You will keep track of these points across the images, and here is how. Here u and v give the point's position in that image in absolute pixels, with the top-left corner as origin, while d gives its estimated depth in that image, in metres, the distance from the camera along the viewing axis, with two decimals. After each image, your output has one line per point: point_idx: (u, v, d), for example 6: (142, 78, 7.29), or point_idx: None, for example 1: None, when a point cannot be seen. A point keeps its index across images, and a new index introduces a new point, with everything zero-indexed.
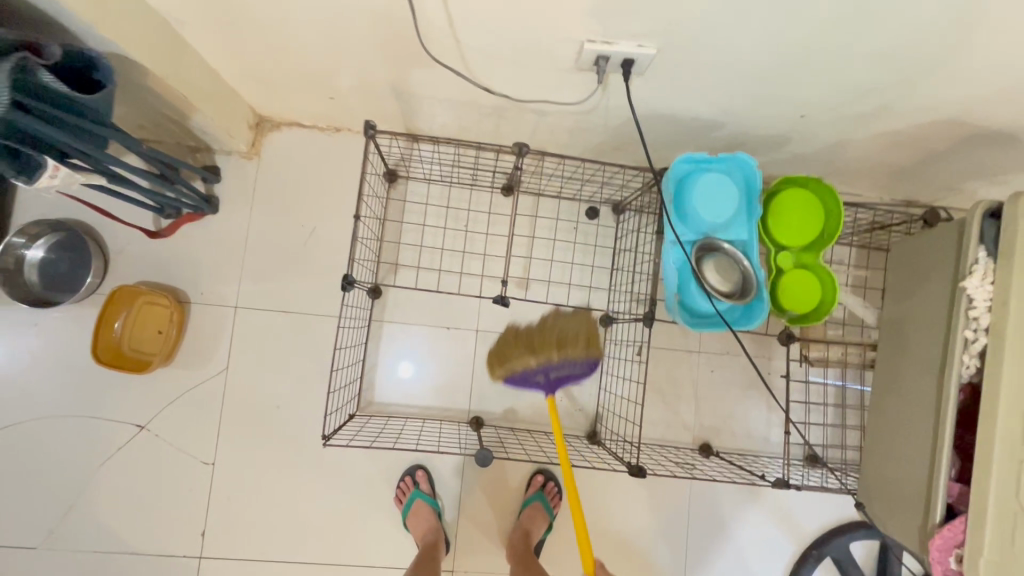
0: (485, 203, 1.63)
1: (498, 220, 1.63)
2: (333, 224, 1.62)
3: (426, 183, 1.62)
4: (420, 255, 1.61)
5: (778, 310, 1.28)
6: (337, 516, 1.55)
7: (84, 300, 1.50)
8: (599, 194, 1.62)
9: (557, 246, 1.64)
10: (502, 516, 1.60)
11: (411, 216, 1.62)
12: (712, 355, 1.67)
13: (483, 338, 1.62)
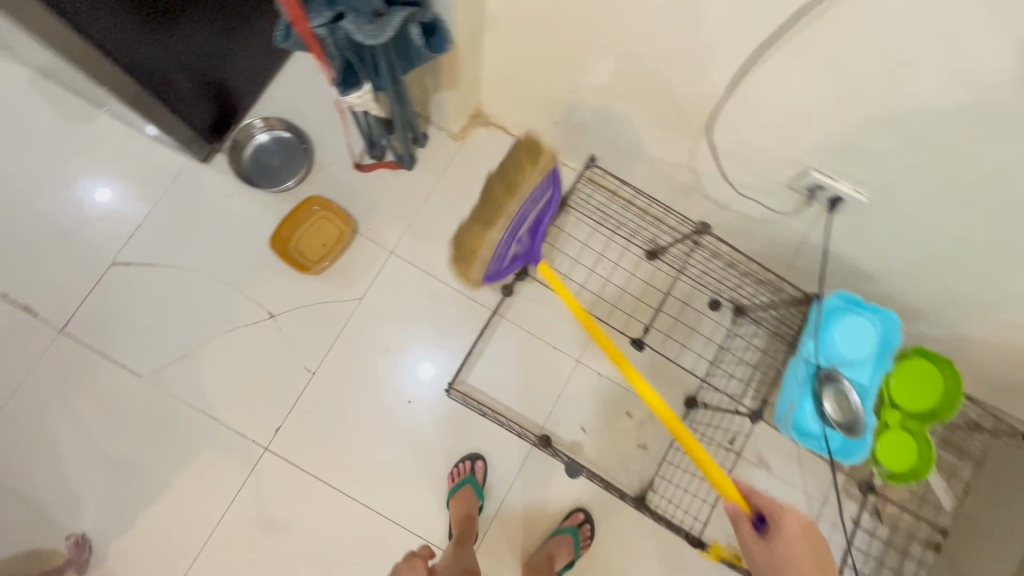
0: (628, 257, 1.78)
1: (632, 276, 1.77)
2: (496, 220, 1.79)
3: (587, 219, 1.77)
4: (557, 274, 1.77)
5: (873, 459, 1.37)
6: (391, 468, 1.64)
7: (276, 193, 1.70)
8: (728, 293, 1.75)
9: (672, 319, 1.77)
10: (531, 537, 1.66)
11: (564, 238, 1.78)
12: (773, 477, 1.74)
13: (580, 370, 1.74)
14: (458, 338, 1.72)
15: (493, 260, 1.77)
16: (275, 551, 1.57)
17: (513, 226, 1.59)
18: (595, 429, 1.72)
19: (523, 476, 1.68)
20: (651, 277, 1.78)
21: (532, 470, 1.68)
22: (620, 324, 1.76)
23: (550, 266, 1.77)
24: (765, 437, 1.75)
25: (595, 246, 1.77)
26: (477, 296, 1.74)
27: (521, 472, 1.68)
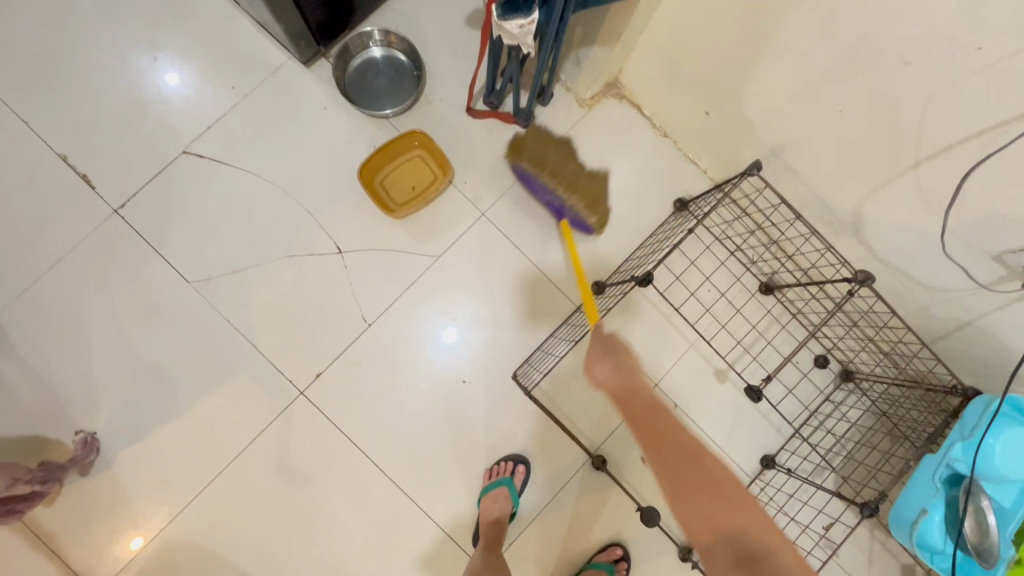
0: (739, 286, 1.54)
1: (739, 308, 1.53)
2: (602, 209, 1.57)
3: (703, 232, 1.53)
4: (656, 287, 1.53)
5: None
6: (428, 449, 1.48)
7: (374, 118, 1.51)
8: (840, 352, 1.52)
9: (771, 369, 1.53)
10: (557, 561, 1.49)
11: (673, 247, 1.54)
12: (837, 567, 1.54)
13: (655, 395, 1.54)
14: (529, 327, 1.53)
15: (588, 252, 1.56)
16: (289, 504, 1.43)
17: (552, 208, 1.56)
18: (655, 464, 1.53)
19: (565, 494, 1.50)
20: (759, 314, 1.54)
21: (577, 491, 1.51)
22: (711, 356, 1.55)
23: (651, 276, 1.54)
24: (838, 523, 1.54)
25: (706, 263, 1.53)
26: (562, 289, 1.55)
27: (565, 488, 1.51)
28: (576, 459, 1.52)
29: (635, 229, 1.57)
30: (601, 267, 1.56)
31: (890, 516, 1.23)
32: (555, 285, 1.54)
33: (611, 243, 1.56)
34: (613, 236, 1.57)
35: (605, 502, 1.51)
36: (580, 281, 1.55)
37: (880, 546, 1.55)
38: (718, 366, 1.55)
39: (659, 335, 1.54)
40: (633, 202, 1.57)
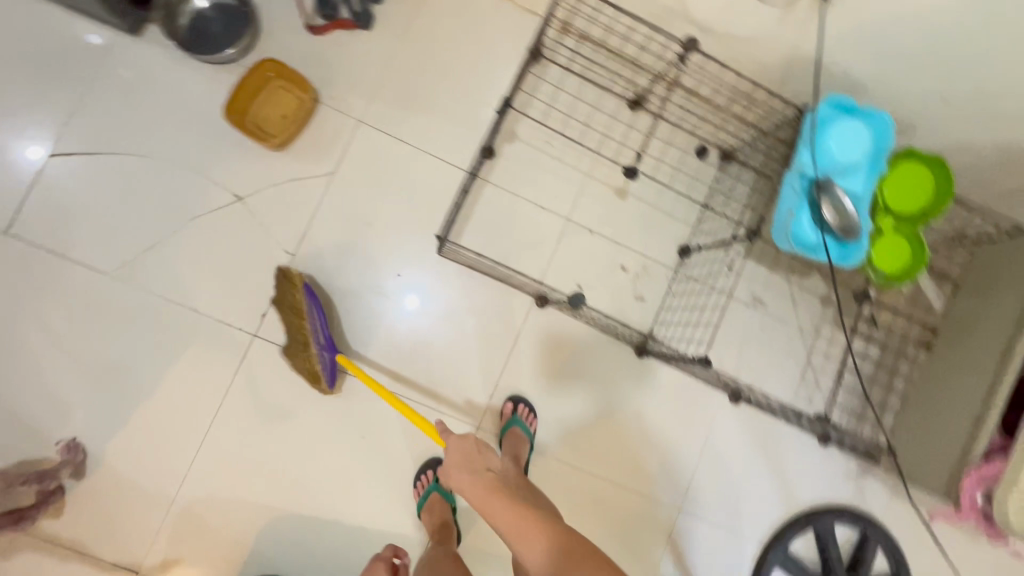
0: (609, 110, 1.69)
1: (615, 127, 1.70)
2: (467, 82, 1.66)
3: (562, 73, 1.67)
4: (534, 134, 1.68)
5: (869, 265, 1.38)
6: (391, 343, 1.61)
7: (221, 64, 1.53)
8: (713, 135, 1.71)
9: (660, 170, 1.72)
10: (536, 396, 1.66)
11: (543, 96, 1.68)
12: (768, 316, 1.77)
13: (571, 229, 1.69)
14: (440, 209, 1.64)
15: (467, 126, 1.66)
16: (282, 435, 1.53)
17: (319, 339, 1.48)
18: (590, 287, 1.69)
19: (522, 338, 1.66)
20: (636, 127, 1.71)
21: (533, 333, 1.67)
22: (607, 179, 1.71)
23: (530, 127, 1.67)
24: (757, 280, 1.76)
25: (574, 102, 1.68)
26: (456, 162, 1.65)
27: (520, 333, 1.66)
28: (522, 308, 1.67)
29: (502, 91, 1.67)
30: (485, 136, 1.67)
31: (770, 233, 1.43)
32: (449, 163, 1.65)
33: (484, 110, 1.66)
34: (485, 104, 1.67)
35: (559, 335, 1.68)
36: (470, 153, 1.66)
37: (796, 287, 1.78)
38: (615, 185, 1.72)
39: (555, 175, 1.69)
40: (491, 68, 1.67)
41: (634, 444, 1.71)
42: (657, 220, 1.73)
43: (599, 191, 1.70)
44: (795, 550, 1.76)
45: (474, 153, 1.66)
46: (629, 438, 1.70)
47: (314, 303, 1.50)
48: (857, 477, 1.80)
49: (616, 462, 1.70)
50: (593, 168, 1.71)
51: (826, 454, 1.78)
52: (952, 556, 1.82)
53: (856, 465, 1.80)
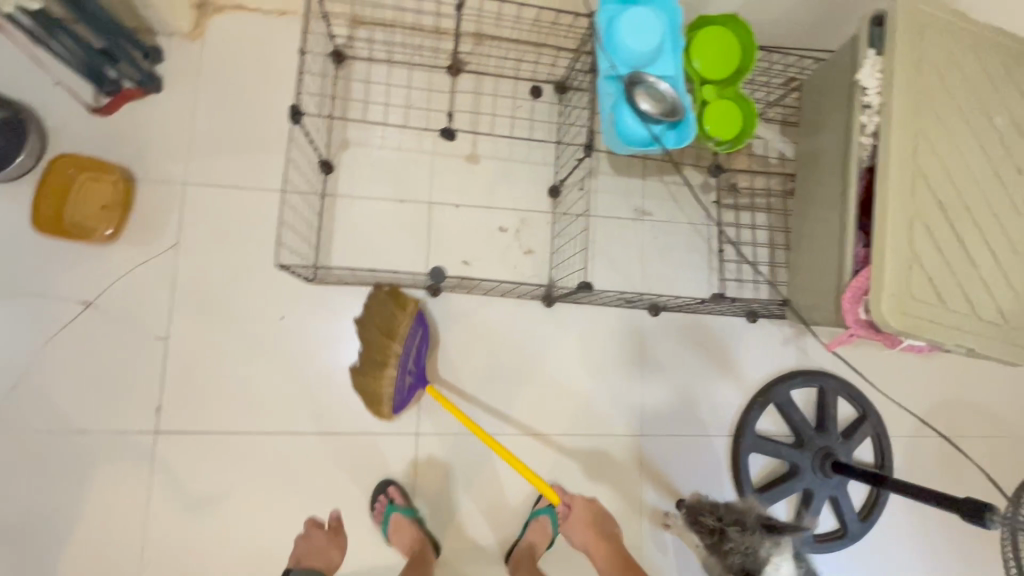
0: (431, 83, 1.68)
1: (444, 97, 1.69)
2: (281, 107, 1.61)
3: (373, 66, 1.66)
4: (367, 133, 1.65)
5: (706, 135, 1.39)
6: (300, 386, 1.55)
7: (17, 178, 1.45)
8: (540, 73, 1.72)
9: (503, 123, 1.72)
10: (464, 382, 1.64)
11: (362, 94, 1.66)
12: (656, 223, 1.78)
13: (437, 210, 1.66)
14: (302, 239, 1.59)
15: (297, 149, 1.61)
16: (223, 517, 1.47)
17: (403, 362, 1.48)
18: (478, 258, 1.68)
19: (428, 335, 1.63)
20: (464, 92, 1.70)
21: (438, 323, 1.64)
22: (455, 150, 1.69)
23: (361, 128, 1.64)
24: (633, 193, 1.78)
25: (396, 90, 1.67)
26: (300, 189, 1.60)
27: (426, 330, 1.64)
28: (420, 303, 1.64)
29: (320, 103, 1.63)
30: (319, 152, 1.63)
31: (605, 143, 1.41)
32: (293, 192, 1.59)
33: (309, 128, 1.62)
34: (308, 122, 1.63)
35: (465, 315, 1.66)
36: (309, 175, 1.61)
37: (673, 186, 1.79)
38: (465, 153, 1.70)
39: (403, 165, 1.66)
40: (301, 86, 1.63)
41: (576, 389, 1.70)
42: (518, 171, 1.72)
43: (451, 164, 1.68)
44: (765, 429, 1.77)
45: (313, 173, 1.61)
46: (568, 386, 1.70)
47: (420, 330, 1.52)
48: (793, 339, 1.83)
49: (567, 413, 1.69)
50: (438, 144, 1.69)
51: (758, 329, 1.81)
52: (905, 375, 1.88)
53: (790, 328, 1.83)
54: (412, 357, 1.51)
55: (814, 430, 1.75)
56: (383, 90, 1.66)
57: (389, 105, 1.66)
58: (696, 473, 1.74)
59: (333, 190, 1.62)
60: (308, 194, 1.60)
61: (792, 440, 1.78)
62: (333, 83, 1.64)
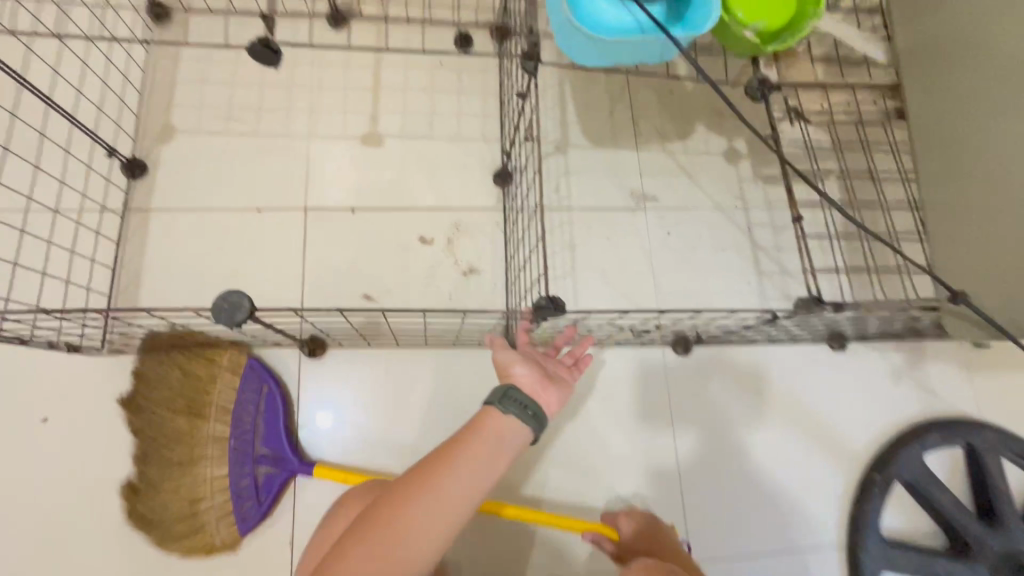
0: (302, 40, 1.12)
1: (322, 57, 1.12)
2: (64, 92, 1.05)
3: (212, 22, 1.11)
4: (201, 116, 1.07)
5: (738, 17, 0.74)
6: (74, 547, 0.87)
7: None
8: (465, 12, 1.16)
9: (415, 85, 1.14)
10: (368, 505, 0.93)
11: (194, 61, 1.09)
12: (665, 210, 1.14)
13: (314, 221, 1.05)
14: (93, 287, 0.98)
15: (87, 150, 1.02)
16: None
17: (241, 445, 0.89)
18: (388, 291, 1.04)
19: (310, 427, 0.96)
20: (353, 47, 1.13)
21: (321, 404, 0.97)
22: (343, 129, 1.10)
23: (192, 111, 1.07)
24: (624, 171, 1.15)
25: (245, 53, 1.10)
26: (87, 211, 1.00)
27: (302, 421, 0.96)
28: (288, 376, 0.97)
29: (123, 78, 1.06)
30: (125, 152, 1.04)
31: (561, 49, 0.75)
32: (75, 217, 0.99)
33: (108, 118, 1.04)
34: (107, 109, 1.05)
35: (365, 385, 0.98)
36: (107, 187, 1.01)
37: (683, 157, 1.16)
38: (359, 133, 1.10)
39: (260, 158, 1.06)
40: (99, 57, 1.07)
41: (568, 494, 1.02)
42: (441, 151, 1.11)
43: (336, 150, 1.09)
44: (893, 532, 1.07)
45: (113, 184, 1.02)
46: (552, 491, 1.00)
47: (268, 387, 0.93)
48: (907, 373, 1.14)
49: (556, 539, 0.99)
50: (315, 125, 1.10)
51: (847, 362, 1.14)
52: None
53: (899, 356, 1.15)
54: (262, 433, 0.91)
55: (983, 524, 1.02)
56: (227, 55, 1.10)
57: (238, 74, 1.09)
58: None
59: (142, 209, 1.01)
60: (101, 217, 1.00)
61: (945, 545, 1.06)
62: (151, 49, 1.09)
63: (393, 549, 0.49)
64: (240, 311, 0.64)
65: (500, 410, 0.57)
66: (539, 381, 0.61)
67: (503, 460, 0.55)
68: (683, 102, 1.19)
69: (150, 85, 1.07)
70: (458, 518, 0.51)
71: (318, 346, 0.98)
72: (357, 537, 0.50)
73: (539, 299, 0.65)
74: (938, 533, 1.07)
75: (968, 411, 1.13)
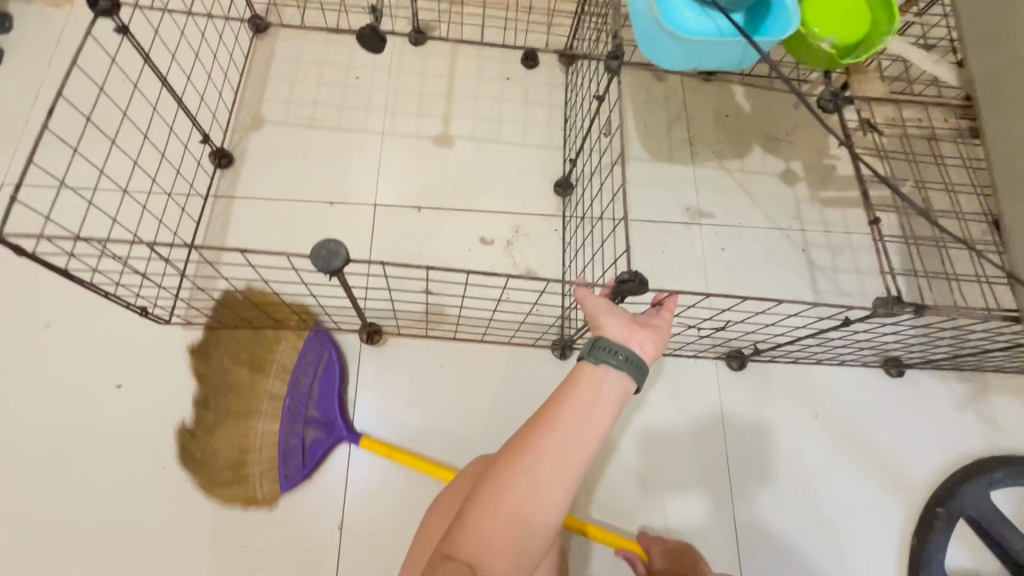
0: (384, 55, 1.20)
1: (400, 69, 1.20)
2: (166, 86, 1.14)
3: (304, 37, 1.20)
4: (285, 117, 1.14)
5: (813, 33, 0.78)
6: (136, 509, 0.90)
7: None
8: (536, 34, 1.23)
9: (485, 98, 1.19)
10: (417, 495, 0.93)
11: (284, 69, 1.18)
12: (720, 225, 1.14)
13: (383, 217, 1.09)
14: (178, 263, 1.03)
15: (180, 139, 1.10)
16: None
17: (294, 406, 0.94)
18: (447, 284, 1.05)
19: (363, 412, 0.96)
20: (430, 63, 1.21)
21: (375, 391, 0.97)
22: (415, 135, 1.15)
23: (278, 112, 1.15)
24: (682, 184, 1.17)
25: (330, 64, 1.19)
26: (176, 195, 1.07)
27: (357, 405, 0.97)
28: (348, 361, 0.99)
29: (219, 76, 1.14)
30: (217, 143, 1.12)
31: (643, 49, 0.79)
32: (164, 198, 1.06)
33: (202, 113, 1.12)
34: (202, 104, 1.14)
35: (419, 376, 0.99)
36: (198, 172, 1.09)
37: (741, 176, 1.17)
38: (431, 134, 1.16)
39: (336, 157, 1.12)
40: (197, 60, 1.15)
41: (613, 501, 1.01)
42: (505, 158, 1.15)
43: (407, 154, 1.14)
44: (956, 568, 1.01)
45: (202, 170, 1.09)
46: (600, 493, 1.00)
47: (326, 352, 0.96)
48: (970, 407, 1.10)
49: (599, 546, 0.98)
50: (389, 129, 1.16)
51: (906, 390, 1.11)
52: None
53: (961, 387, 1.11)
54: (314, 394, 0.94)
55: None
56: (315, 65, 1.18)
57: (322, 83, 1.17)
58: None
59: (225, 196, 1.08)
60: (188, 198, 1.07)
61: None
62: (245, 57, 1.17)
63: (519, 512, 0.47)
64: (338, 259, 0.63)
65: (595, 362, 0.53)
66: (630, 327, 0.57)
67: (612, 408, 0.52)
68: (742, 122, 1.21)
69: (243, 87, 1.16)
70: (578, 471, 0.49)
71: (379, 332, 0.99)
72: (478, 507, 0.48)
73: (617, 277, 0.66)
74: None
75: None
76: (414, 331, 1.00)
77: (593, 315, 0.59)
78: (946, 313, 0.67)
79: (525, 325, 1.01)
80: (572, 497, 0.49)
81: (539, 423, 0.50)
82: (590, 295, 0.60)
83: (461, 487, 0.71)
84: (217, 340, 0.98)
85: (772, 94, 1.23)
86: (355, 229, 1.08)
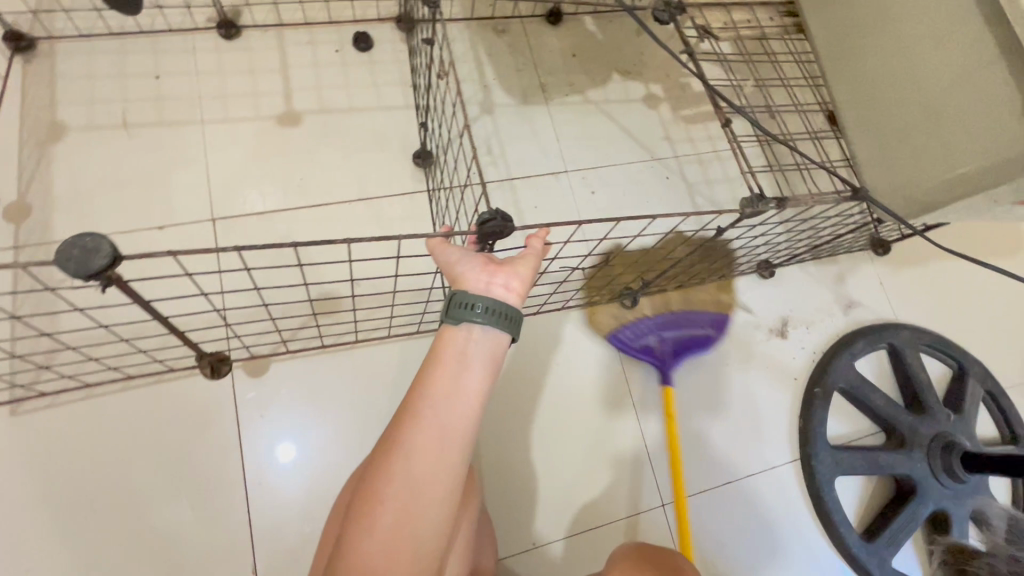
0: (189, 42, 1.02)
1: (213, 54, 1.02)
2: None
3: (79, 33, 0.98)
4: (67, 127, 0.93)
5: None
6: None
7: None
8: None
9: (317, 70, 1.05)
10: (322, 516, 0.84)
11: (59, 72, 0.96)
12: (592, 165, 1.11)
13: (220, 222, 0.93)
14: None
15: None
16: None
17: None
18: (299, 286, 0.92)
19: (246, 446, 0.85)
20: (249, 43, 1.04)
21: (283, 408, 0.87)
22: (241, 123, 0.99)
23: (59, 121, 0.93)
24: (552, 127, 1.12)
25: (120, 61, 0.98)
26: None
27: (232, 440, 0.85)
28: (208, 395, 0.86)
29: None
30: None
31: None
32: None
33: None
34: None
35: (300, 389, 0.88)
36: None
37: (605, 113, 1.14)
38: (275, 114, 1.01)
39: (146, 163, 0.94)
40: None
41: (536, 461, 1.00)
42: (353, 130, 1.02)
43: (236, 145, 0.97)
44: (838, 437, 1.14)
45: None
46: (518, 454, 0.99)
47: None
48: (833, 291, 1.21)
49: (533, 507, 0.97)
50: (209, 121, 0.98)
51: (774, 289, 1.19)
52: (998, 308, 1.26)
53: (822, 279, 1.21)
54: None
55: (912, 414, 1.10)
56: (101, 63, 0.98)
57: (113, 82, 0.97)
58: (759, 543, 1.05)
59: (15, 232, 0.87)
60: None
61: (883, 441, 1.13)
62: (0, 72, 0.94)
63: (412, 516, 0.42)
64: (100, 257, 0.44)
65: (455, 323, 0.47)
66: (490, 269, 0.49)
67: (483, 371, 0.47)
68: (602, 56, 1.18)
69: (9, 101, 0.93)
70: (456, 455, 0.44)
71: (225, 362, 0.87)
72: (360, 536, 0.42)
73: (474, 220, 0.53)
74: (876, 431, 1.15)
75: (888, 314, 1.21)
76: (273, 347, 0.89)
77: (447, 265, 0.51)
78: (806, 203, 0.66)
79: (393, 314, 0.92)
80: (459, 486, 0.45)
81: (409, 413, 0.44)
82: (443, 242, 0.52)
83: (344, 497, 0.65)
84: (46, 414, 0.82)
85: (622, 29, 1.21)
86: (188, 242, 0.91)
